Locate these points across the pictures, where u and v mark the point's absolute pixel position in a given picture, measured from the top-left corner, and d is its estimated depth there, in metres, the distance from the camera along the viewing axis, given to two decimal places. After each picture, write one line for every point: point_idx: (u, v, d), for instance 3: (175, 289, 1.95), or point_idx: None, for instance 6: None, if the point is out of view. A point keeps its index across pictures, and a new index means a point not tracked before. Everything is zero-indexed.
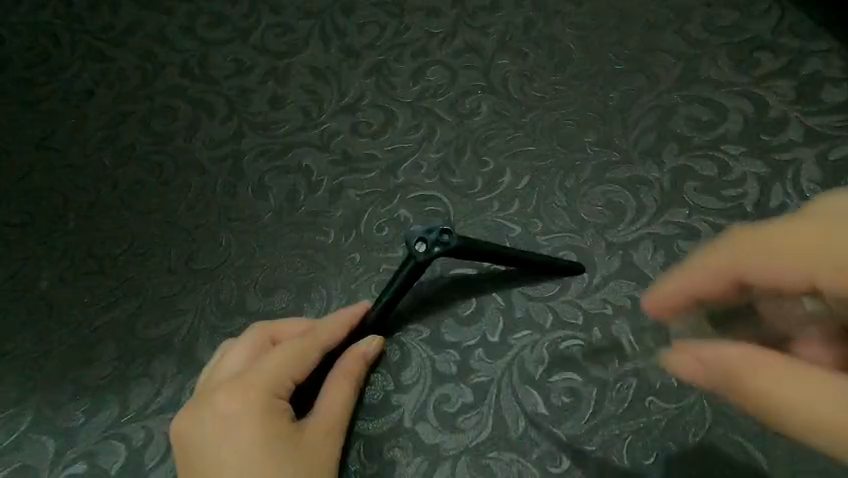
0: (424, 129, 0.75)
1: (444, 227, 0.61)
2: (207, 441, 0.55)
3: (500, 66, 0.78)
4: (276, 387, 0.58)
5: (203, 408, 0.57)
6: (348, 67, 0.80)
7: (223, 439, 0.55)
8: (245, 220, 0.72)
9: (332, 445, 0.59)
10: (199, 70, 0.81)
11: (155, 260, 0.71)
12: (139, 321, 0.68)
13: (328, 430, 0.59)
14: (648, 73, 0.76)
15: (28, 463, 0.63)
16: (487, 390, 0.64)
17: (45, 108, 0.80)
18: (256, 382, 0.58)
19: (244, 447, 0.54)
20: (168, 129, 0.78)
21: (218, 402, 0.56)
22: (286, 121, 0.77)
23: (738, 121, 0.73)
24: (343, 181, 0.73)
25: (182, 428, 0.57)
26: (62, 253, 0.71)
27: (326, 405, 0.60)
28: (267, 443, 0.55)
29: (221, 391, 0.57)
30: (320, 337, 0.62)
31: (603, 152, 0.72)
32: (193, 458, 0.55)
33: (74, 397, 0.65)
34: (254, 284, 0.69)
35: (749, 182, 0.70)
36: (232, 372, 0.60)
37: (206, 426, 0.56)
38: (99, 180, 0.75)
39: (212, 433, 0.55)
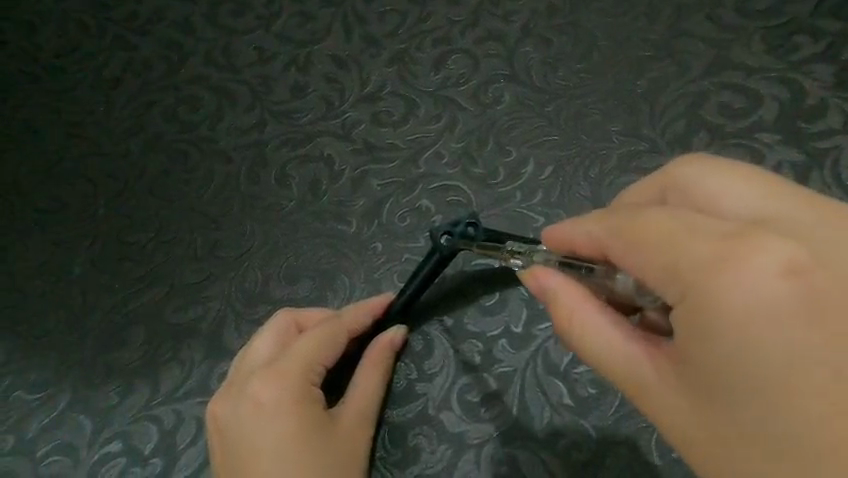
0: (446, 118, 0.75)
1: (470, 219, 0.61)
2: (244, 426, 0.57)
3: (523, 54, 0.77)
4: (309, 374, 0.60)
5: (240, 393, 0.59)
6: (370, 56, 0.80)
7: (258, 427, 0.57)
8: (270, 209, 0.73)
9: (365, 433, 0.61)
10: (223, 60, 0.82)
11: (183, 247, 0.73)
12: (168, 306, 0.70)
13: (357, 425, 0.60)
14: (678, 58, 0.74)
15: (67, 440, 0.66)
16: (510, 380, 0.64)
17: (77, 99, 0.82)
18: (289, 371, 0.59)
19: (278, 437, 0.56)
20: (193, 118, 0.79)
21: (255, 388, 0.58)
22: (309, 110, 0.78)
23: (773, 106, 0.70)
24: (365, 171, 0.74)
25: (218, 411, 0.59)
26: (94, 240, 0.74)
27: (358, 393, 0.61)
28: (299, 435, 0.57)
29: (255, 378, 0.59)
30: (348, 324, 0.62)
31: (630, 141, 0.70)
32: (228, 442, 0.58)
33: (108, 379, 0.68)
34: (278, 272, 0.70)
35: (785, 171, 0.67)
36: (265, 357, 0.61)
37: (241, 412, 0.58)
38: (128, 168, 0.77)
39: (249, 419, 0.57)
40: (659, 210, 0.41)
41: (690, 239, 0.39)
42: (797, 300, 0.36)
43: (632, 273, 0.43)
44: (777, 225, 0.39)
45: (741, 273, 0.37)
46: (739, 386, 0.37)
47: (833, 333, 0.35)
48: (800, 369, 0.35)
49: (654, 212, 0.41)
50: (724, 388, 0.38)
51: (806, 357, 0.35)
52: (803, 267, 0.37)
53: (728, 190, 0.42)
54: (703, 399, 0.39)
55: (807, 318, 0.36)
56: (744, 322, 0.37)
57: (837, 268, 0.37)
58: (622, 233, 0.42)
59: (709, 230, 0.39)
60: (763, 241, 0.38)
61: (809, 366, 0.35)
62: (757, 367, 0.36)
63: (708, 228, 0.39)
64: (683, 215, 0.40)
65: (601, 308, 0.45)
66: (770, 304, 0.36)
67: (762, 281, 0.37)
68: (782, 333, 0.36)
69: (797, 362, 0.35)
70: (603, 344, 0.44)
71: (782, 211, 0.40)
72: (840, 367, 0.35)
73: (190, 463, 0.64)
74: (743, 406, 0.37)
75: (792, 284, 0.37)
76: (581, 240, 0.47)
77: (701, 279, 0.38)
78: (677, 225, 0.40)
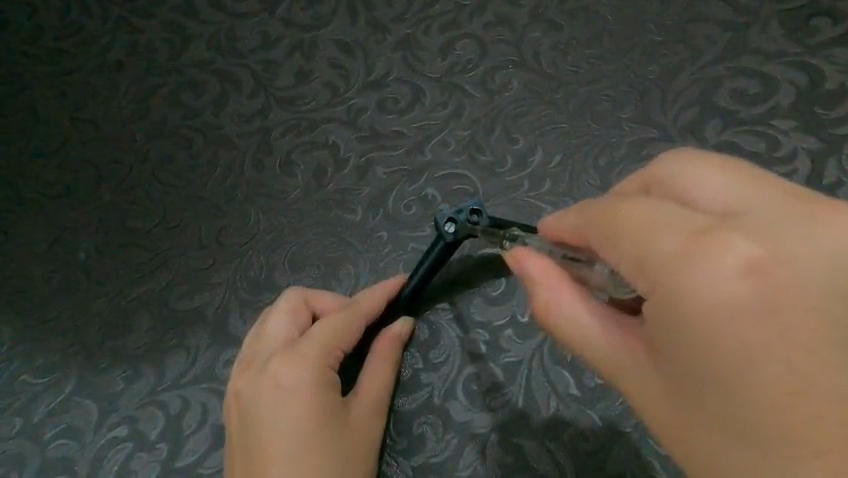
0: (452, 105, 0.74)
1: (473, 208, 0.59)
2: (261, 406, 0.57)
3: (531, 39, 0.75)
4: (327, 357, 0.59)
5: (260, 373, 0.58)
6: (375, 41, 0.79)
7: (276, 408, 0.56)
8: (275, 197, 0.73)
9: (377, 422, 0.60)
10: (227, 45, 0.82)
11: (187, 233, 0.72)
12: (172, 292, 0.70)
13: (370, 413, 0.60)
14: (690, 44, 0.72)
15: (74, 423, 0.67)
16: (516, 370, 0.63)
17: (80, 83, 0.82)
18: (311, 355, 0.58)
19: (297, 420, 0.56)
20: (197, 103, 0.79)
21: (274, 369, 0.58)
22: (313, 96, 0.77)
23: (790, 93, 0.68)
24: (370, 158, 0.73)
25: (239, 387, 0.59)
26: (98, 224, 0.74)
27: (370, 378, 0.61)
28: (318, 421, 0.56)
29: (275, 358, 0.58)
30: (365, 306, 0.61)
31: (641, 129, 0.69)
32: (245, 420, 0.58)
33: (113, 364, 0.69)
34: (283, 260, 0.70)
35: (800, 159, 0.65)
36: (285, 339, 0.61)
37: (260, 393, 0.57)
38: (132, 153, 0.77)
39: (266, 400, 0.57)
40: (637, 203, 0.40)
41: (663, 233, 0.38)
42: (763, 296, 0.35)
43: (609, 264, 0.42)
44: (751, 218, 0.38)
45: (709, 268, 0.36)
46: (704, 380, 0.37)
47: (793, 329, 0.35)
48: (762, 363, 0.35)
49: (631, 204, 0.40)
50: (689, 381, 0.37)
51: (767, 354, 0.35)
52: (770, 262, 0.36)
53: (707, 181, 0.40)
54: (673, 390, 0.39)
55: (771, 315, 0.35)
56: (710, 318, 0.36)
57: (807, 264, 0.36)
58: (601, 225, 0.42)
59: (683, 226, 0.38)
60: (731, 236, 0.37)
61: (769, 363, 0.35)
62: (719, 363, 0.36)
63: (681, 223, 0.38)
64: (658, 209, 0.39)
65: (581, 295, 0.45)
66: (736, 299, 0.36)
67: (728, 277, 0.36)
68: (746, 330, 0.35)
69: (756, 357, 0.35)
70: (583, 334, 0.44)
71: (759, 205, 0.38)
72: (795, 362, 0.34)
73: (195, 449, 0.64)
74: (704, 398, 0.37)
75: (757, 282, 0.36)
76: (565, 231, 0.45)
77: (669, 273, 0.37)
78: (652, 219, 0.39)
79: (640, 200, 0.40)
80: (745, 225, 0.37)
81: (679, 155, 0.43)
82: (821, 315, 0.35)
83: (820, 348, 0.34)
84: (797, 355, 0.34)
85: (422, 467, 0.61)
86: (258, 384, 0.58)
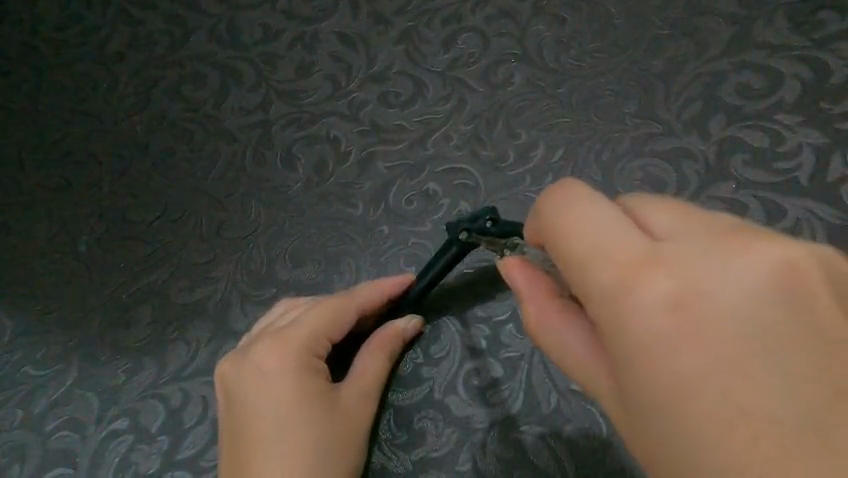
0: (454, 99, 0.73)
1: (489, 214, 0.56)
2: (245, 388, 0.58)
3: (535, 33, 0.75)
4: (313, 345, 0.60)
5: (246, 357, 0.60)
6: (377, 34, 0.78)
7: (263, 389, 0.58)
8: (276, 190, 0.73)
9: (368, 412, 0.60)
10: (229, 37, 0.81)
11: (188, 226, 0.72)
12: (173, 285, 0.70)
13: (360, 400, 0.60)
14: (695, 38, 0.71)
15: (75, 415, 0.67)
16: (518, 365, 0.63)
17: (81, 73, 0.82)
18: (294, 339, 0.59)
19: (281, 403, 0.57)
20: (198, 95, 0.79)
21: (258, 353, 0.59)
22: (315, 90, 0.77)
23: (795, 88, 0.67)
24: (371, 152, 0.73)
25: (225, 372, 0.60)
26: (99, 216, 0.74)
27: (362, 370, 0.61)
28: (301, 404, 0.57)
29: (261, 343, 0.60)
30: (357, 299, 0.62)
31: (644, 124, 0.68)
32: (232, 403, 0.59)
33: (115, 357, 0.69)
34: (284, 254, 0.70)
35: (805, 154, 0.65)
36: (274, 324, 0.62)
37: (247, 376, 0.59)
38: (133, 145, 0.77)
39: (250, 382, 0.58)
40: (578, 222, 0.37)
41: (598, 261, 0.36)
42: (701, 330, 0.33)
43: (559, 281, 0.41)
44: (690, 239, 0.35)
45: (642, 299, 0.34)
46: (646, 409, 0.34)
47: (736, 364, 0.32)
48: (701, 401, 0.32)
49: (572, 222, 0.37)
50: (636, 415, 0.35)
51: (709, 392, 0.32)
52: (710, 292, 0.33)
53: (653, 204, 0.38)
54: (627, 417, 0.37)
55: (711, 349, 0.32)
56: (645, 352, 0.34)
57: (752, 293, 0.32)
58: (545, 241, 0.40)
59: (616, 247, 0.36)
60: (663, 260, 0.35)
61: (712, 402, 0.31)
62: (660, 400, 0.33)
63: (618, 243, 0.36)
64: (596, 233, 0.37)
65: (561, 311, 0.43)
66: (671, 333, 0.33)
67: (664, 309, 0.34)
68: (684, 366, 0.32)
69: (695, 396, 0.32)
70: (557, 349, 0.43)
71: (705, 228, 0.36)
72: (740, 400, 0.31)
73: (196, 442, 0.64)
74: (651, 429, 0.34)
75: (693, 308, 0.33)
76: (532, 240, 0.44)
77: (604, 303, 0.36)
78: (587, 245, 0.37)
79: (583, 215, 0.37)
80: (683, 248, 0.35)
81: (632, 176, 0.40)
82: (767, 348, 0.31)
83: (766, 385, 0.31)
84: (741, 393, 0.31)
85: (422, 462, 0.61)
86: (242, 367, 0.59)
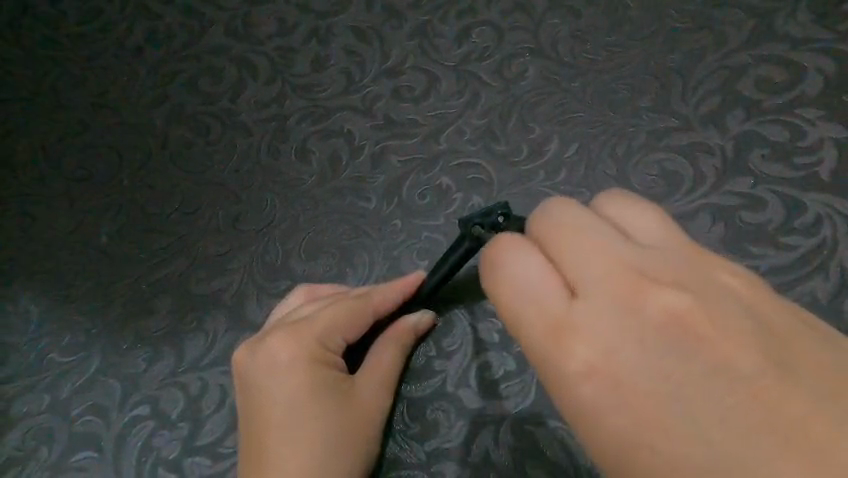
0: (468, 93, 0.73)
1: (502, 209, 0.56)
2: (261, 377, 0.60)
3: (550, 26, 0.74)
4: (328, 339, 0.61)
5: (262, 347, 0.61)
6: (391, 28, 0.78)
7: (278, 379, 0.59)
8: (290, 184, 0.74)
9: (381, 405, 0.61)
10: (244, 32, 0.82)
11: (205, 219, 0.74)
12: (191, 276, 0.72)
13: (373, 390, 0.61)
14: (714, 30, 0.70)
15: (98, 401, 0.69)
16: (530, 360, 0.63)
17: (101, 68, 0.83)
18: (308, 330, 0.60)
19: (296, 392, 0.58)
20: (214, 90, 0.80)
21: (274, 344, 0.60)
22: (329, 84, 0.77)
23: (817, 80, 0.66)
24: (384, 147, 0.73)
25: (241, 360, 0.61)
26: (119, 209, 0.76)
27: (376, 363, 0.62)
28: (315, 392, 0.58)
29: (276, 334, 0.61)
30: (373, 298, 0.63)
31: (661, 118, 0.67)
32: (248, 390, 0.61)
33: (136, 345, 0.71)
34: (299, 247, 0.71)
35: (826, 148, 0.63)
36: (289, 316, 0.63)
37: (262, 365, 0.60)
38: (152, 139, 0.79)
39: (266, 371, 0.60)
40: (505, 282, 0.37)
41: (528, 321, 0.36)
42: (634, 386, 0.32)
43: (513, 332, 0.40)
44: (619, 297, 0.34)
45: (575, 359, 0.33)
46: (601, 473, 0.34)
47: (676, 416, 0.30)
48: (653, 459, 0.31)
49: (510, 284, 0.37)
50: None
51: (660, 450, 0.30)
52: (635, 343, 0.32)
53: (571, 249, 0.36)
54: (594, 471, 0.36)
55: (648, 405, 0.31)
56: (590, 419, 0.33)
57: (674, 338, 0.32)
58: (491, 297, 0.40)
59: (545, 311, 0.35)
60: (589, 321, 0.33)
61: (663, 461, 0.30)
62: (617, 462, 0.32)
63: (547, 305, 0.35)
64: (522, 293, 0.36)
65: None
66: (607, 391, 0.32)
67: (596, 366, 0.32)
68: (627, 431, 0.31)
69: (646, 454, 0.31)
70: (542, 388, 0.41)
71: (620, 269, 0.34)
72: (686, 455, 0.30)
73: (213, 429, 0.66)
74: None
75: (623, 376, 0.32)
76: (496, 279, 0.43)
77: (544, 363, 0.35)
78: (517, 306, 0.36)
79: (512, 275, 0.37)
80: (612, 306, 0.33)
81: (541, 210, 0.40)
82: (702, 393, 0.30)
83: (711, 435, 0.29)
84: (687, 453, 0.30)
85: (434, 452, 0.62)
86: (258, 356, 0.61)
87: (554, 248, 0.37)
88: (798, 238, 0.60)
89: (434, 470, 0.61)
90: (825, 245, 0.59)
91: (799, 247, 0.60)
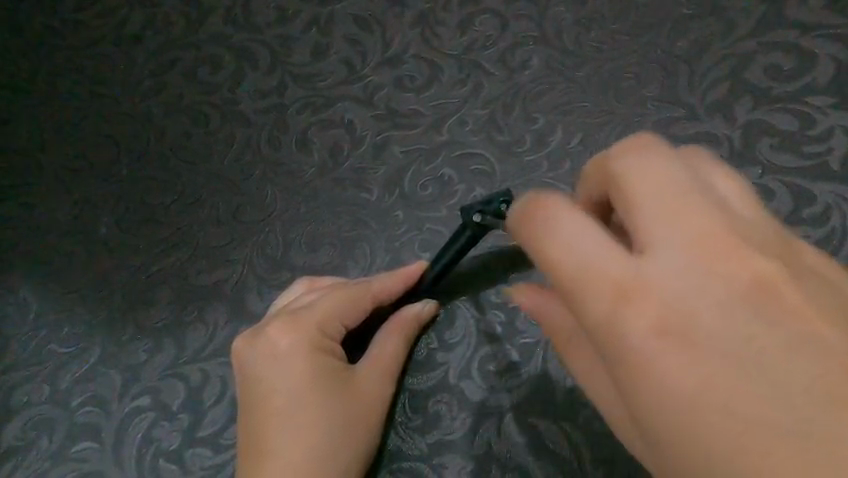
0: (471, 83, 0.72)
1: (503, 197, 0.55)
2: (260, 367, 0.59)
3: (554, 14, 0.73)
4: (327, 328, 0.60)
5: (260, 336, 0.60)
6: (393, 16, 0.77)
7: (277, 369, 0.59)
8: (291, 175, 0.73)
9: (381, 397, 0.61)
10: (244, 20, 0.81)
11: (205, 210, 0.73)
12: (191, 267, 0.71)
13: (373, 382, 0.60)
14: (722, 16, 0.68)
15: (99, 392, 0.69)
16: (533, 352, 0.63)
17: (99, 57, 0.83)
18: (306, 321, 0.60)
19: (295, 383, 0.58)
20: (214, 79, 0.79)
21: (273, 334, 0.60)
22: (330, 73, 0.76)
23: (828, 68, 0.64)
24: (386, 137, 0.72)
25: (240, 351, 0.61)
26: (119, 199, 0.76)
27: (377, 354, 0.61)
28: (315, 383, 0.58)
29: (275, 324, 0.61)
30: (373, 288, 0.62)
31: (667, 107, 0.66)
32: (247, 380, 0.60)
33: (136, 337, 0.70)
34: (300, 238, 0.70)
35: (837, 137, 0.62)
36: (287, 307, 0.63)
37: (262, 355, 0.60)
38: (151, 128, 0.78)
39: (265, 361, 0.59)
40: (575, 228, 0.36)
41: (599, 274, 0.34)
42: (705, 343, 0.32)
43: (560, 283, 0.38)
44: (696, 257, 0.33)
45: (647, 314, 0.33)
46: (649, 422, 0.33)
47: (741, 376, 0.31)
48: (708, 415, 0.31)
49: (575, 233, 0.36)
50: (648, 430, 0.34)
51: (716, 407, 0.31)
52: (711, 302, 0.32)
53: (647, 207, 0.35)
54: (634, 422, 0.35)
55: (716, 361, 0.31)
56: (651, 369, 0.33)
57: (752, 303, 0.32)
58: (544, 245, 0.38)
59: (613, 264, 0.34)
60: (662, 278, 0.33)
61: (717, 418, 0.31)
62: (664, 413, 0.32)
63: (615, 259, 0.34)
64: (595, 243, 0.35)
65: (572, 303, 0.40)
66: (676, 345, 0.32)
67: (670, 316, 0.33)
68: (690, 382, 0.32)
69: (707, 408, 0.31)
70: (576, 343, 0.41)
71: (710, 231, 0.34)
72: (742, 415, 0.30)
73: (215, 420, 0.66)
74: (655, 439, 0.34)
75: (692, 330, 0.32)
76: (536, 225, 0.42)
77: (606, 319, 0.34)
78: (586, 255, 0.35)
79: (579, 225, 0.36)
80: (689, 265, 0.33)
81: (627, 143, 0.37)
82: (771, 352, 0.31)
83: (778, 401, 0.30)
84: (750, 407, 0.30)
85: (437, 444, 0.61)
86: (257, 347, 0.60)
87: (640, 198, 0.35)
88: (807, 229, 0.59)
89: (436, 463, 0.61)
90: (835, 235, 0.59)
91: (808, 238, 0.59)
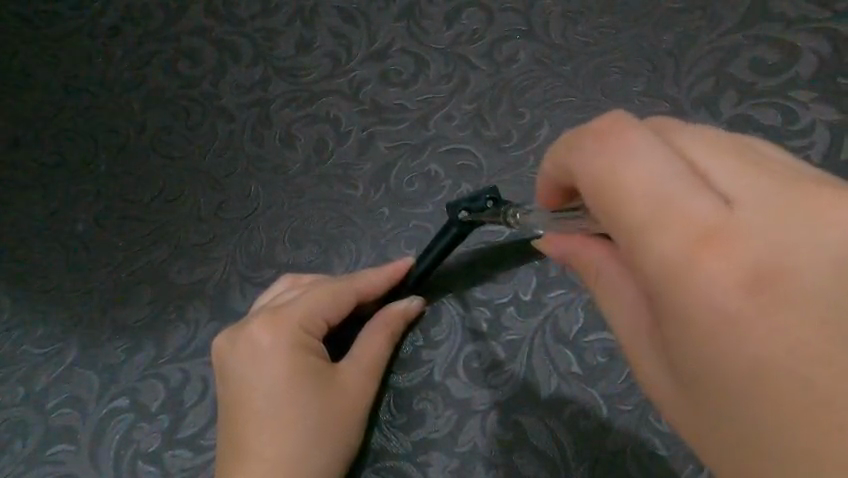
0: (457, 77, 0.71)
1: (490, 194, 0.58)
2: (239, 364, 0.58)
3: (541, 7, 0.73)
4: (307, 325, 0.59)
5: (240, 333, 0.59)
6: (378, 9, 0.76)
7: (257, 366, 0.58)
8: (275, 171, 0.71)
9: (363, 395, 0.59)
10: (227, 11, 0.80)
11: (186, 206, 0.71)
12: (171, 265, 0.70)
13: (356, 380, 0.59)
14: (708, 11, 0.69)
15: (75, 394, 0.67)
16: (518, 349, 0.62)
17: (75, 49, 0.80)
18: (287, 317, 0.59)
19: (275, 381, 0.57)
20: (195, 72, 0.77)
21: (254, 330, 0.59)
22: (314, 66, 0.75)
23: (811, 62, 0.65)
24: (372, 132, 0.71)
25: (221, 348, 0.60)
26: (96, 195, 0.73)
27: (360, 352, 0.60)
28: (299, 380, 0.57)
29: (256, 320, 0.59)
30: (356, 285, 0.61)
31: (652, 103, 0.66)
32: (227, 377, 0.59)
33: (114, 337, 0.68)
34: (284, 235, 0.69)
35: (819, 131, 0.62)
36: (269, 303, 0.62)
37: (241, 352, 0.58)
38: (129, 123, 0.76)
39: (245, 358, 0.58)
40: (629, 184, 0.33)
41: (656, 226, 0.33)
42: (779, 304, 0.30)
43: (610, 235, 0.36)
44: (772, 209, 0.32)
45: (710, 268, 0.32)
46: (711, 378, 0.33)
47: (823, 338, 0.29)
48: (780, 370, 0.30)
49: (633, 180, 0.33)
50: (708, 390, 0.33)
51: (792, 371, 0.29)
52: (790, 259, 0.31)
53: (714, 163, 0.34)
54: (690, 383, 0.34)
55: (796, 322, 0.30)
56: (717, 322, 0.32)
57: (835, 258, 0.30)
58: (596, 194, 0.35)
59: (681, 213, 0.32)
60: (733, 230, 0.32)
61: (795, 384, 0.29)
62: (744, 381, 0.31)
63: (686, 209, 0.32)
64: (657, 197, 0.33)
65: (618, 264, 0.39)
66: (748, 299, 0.31)
67: (742, 272, 0.31)
68: (760, 337, 0.30)
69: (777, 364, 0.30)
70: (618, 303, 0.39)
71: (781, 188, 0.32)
72: (817, 375, 0.29)
73: (196, 421, 0.64)
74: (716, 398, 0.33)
75: (764, 282, 0.31)
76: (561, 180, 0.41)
77: (669, 279, 0.33)
78: (638, 206, 0.33)
79: (639, 171, 0.33)
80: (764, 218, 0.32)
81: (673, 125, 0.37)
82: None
83: None
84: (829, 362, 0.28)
85: (421, 443, 0.60)
86: (238, 343, 0.59)
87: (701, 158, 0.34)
88: None
89: (421, 461, 0.60)
90: None
91: None
